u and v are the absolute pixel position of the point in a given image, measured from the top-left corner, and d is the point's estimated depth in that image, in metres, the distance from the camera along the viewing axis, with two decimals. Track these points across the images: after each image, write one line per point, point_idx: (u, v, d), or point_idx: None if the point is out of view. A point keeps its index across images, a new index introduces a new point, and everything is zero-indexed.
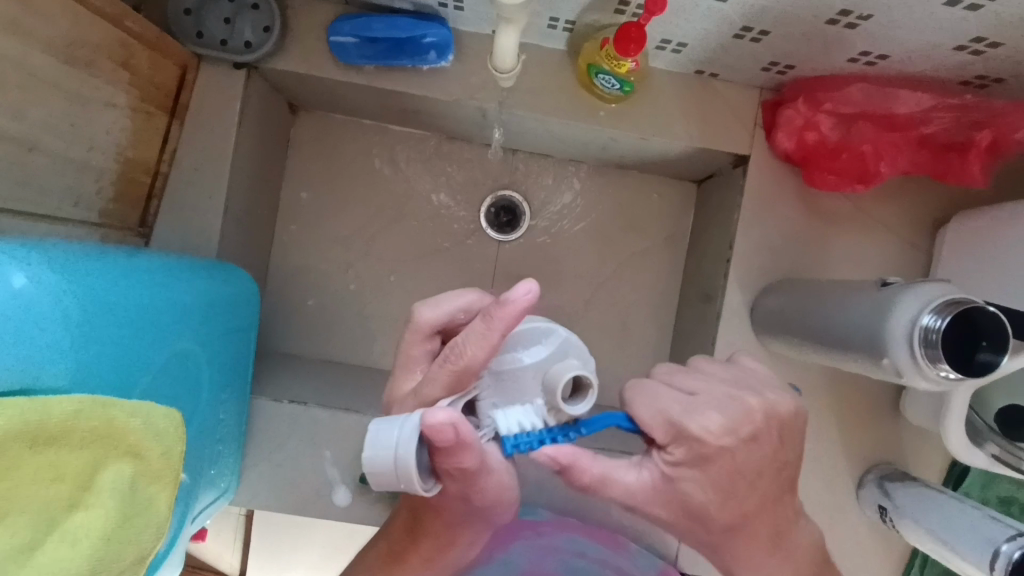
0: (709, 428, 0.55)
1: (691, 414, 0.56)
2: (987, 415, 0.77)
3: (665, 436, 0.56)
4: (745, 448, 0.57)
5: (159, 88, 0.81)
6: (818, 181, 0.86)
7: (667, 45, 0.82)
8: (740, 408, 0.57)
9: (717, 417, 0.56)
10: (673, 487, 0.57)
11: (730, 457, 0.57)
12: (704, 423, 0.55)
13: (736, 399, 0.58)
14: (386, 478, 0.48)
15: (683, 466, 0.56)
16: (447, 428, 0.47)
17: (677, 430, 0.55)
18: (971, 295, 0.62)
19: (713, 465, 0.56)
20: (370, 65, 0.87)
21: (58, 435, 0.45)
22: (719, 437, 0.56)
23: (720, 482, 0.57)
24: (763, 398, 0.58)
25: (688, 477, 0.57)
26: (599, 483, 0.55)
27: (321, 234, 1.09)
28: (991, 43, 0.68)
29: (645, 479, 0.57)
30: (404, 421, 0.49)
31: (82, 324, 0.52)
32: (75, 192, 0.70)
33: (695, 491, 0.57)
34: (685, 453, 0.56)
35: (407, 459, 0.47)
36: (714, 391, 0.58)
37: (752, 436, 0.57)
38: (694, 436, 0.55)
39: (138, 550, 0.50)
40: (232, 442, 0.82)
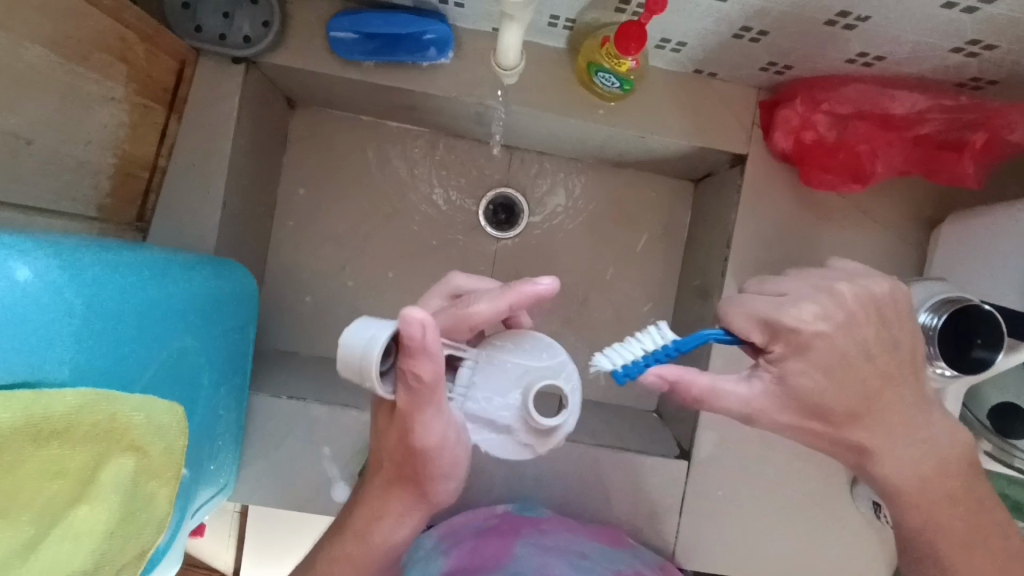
0: (805, 317, 0.57)
1: (787, 307, 0.58)
2: (979, 411, 0.77)
3: (762, 334, 0.59)
4: (844, 335, 0.57)
5: (156, 82, 0.80)
6: (814, 181, 0.88)
7: (666, 44, 0.82)
8: (834, 299, 0.58)
9: (812, 307, 0.58)
10: (787, 382, 0.59)
11: (830, 341, 0.57)
12: (798, 314, 0.57)
13: (826, 289, 0.59)
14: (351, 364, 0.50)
15: (790, 355, 0.58)
16: (413, 332, 0.47)
17: (772, 322, 0.58)
18: (967, 294, 0.64)
19: (817, 350, 0.57)
20: (370, 61, 0.86)
21: (61, 430, 0.45)
22: (816, 324, 0.57)
23: (829, 371, 0.57)
24: (852, 288, 0.59)
25: (803, 367, 0.58)
26: (711, 393, 0.59)
27: (318, 230, 1.09)
28: (986, 44, 0.69)
29: (757, 389, 0.59)
30: (384, 322, 0.51)
31: (83, 319, 0.52)
32: (72, 187, 0.69)
33: (812, 380, 0.58)
34: (784, 341, 0.58)
35: (372, 354, 0.49)
36: (803, 288, 0.60)
37: (852, 324, 0.58)
38: (791, 328, 0.57)
39: (140, 544, 0.51)
40: (232, 438, 0.82)
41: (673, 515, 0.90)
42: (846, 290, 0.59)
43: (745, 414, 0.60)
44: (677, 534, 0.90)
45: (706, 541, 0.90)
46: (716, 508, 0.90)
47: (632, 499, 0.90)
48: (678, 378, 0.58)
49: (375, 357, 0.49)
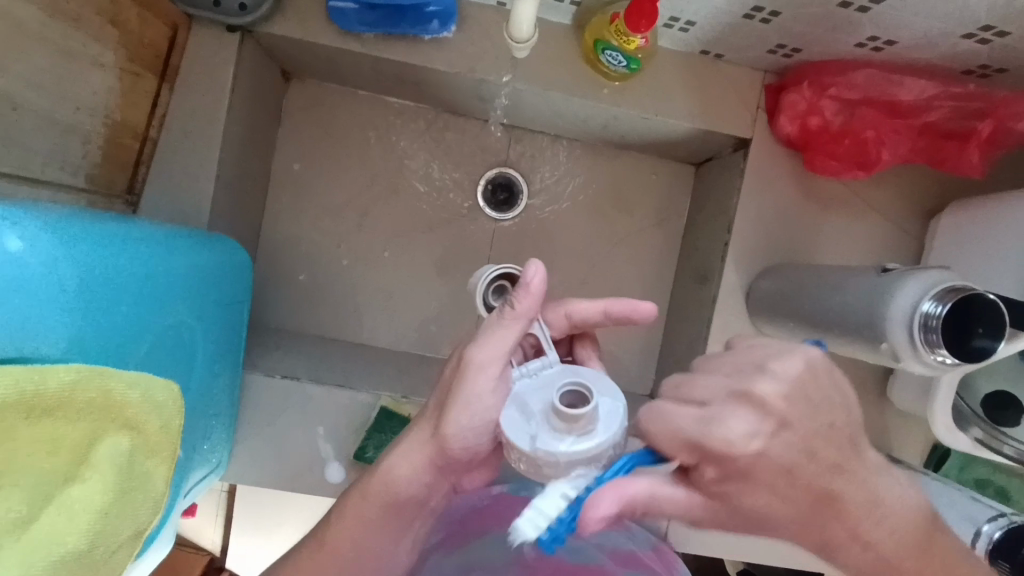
0: (738, 436, 0.44)
1: (713, 425, 0.45)
2: (973, 400, 0.78)
3: (691, 456, 0.45)
4: (787, 447, 0.45)
5: (149, 48, 0.77)
6: (819, 167, 0.87)
7: (675, 23, 0.81)
8: (758, 407, 0.45)
9: (741, 421, 0.45)
10: (732, 503, 0.47)
11: (767, 460, 0.45)
12: (729, 434, 0.44)
13: (744, 393, 0.46)
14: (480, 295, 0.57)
15: (728, 480, 0.46)
16: (528, 273, 0.54)
17: (700, 447, 0.45)
18: (970, 283, 0.63)
19: (761, 468, 0.45)
20: (370, 32, 0.84)
21: (54, 406, 0.44)
22: (751, 443, 0.44)
23: (773, 487, 0.46)
24: (777, 386, 0.46)
25: (745, 485, 0.46)
26: (650, 505, 0.44)
27: (314, 207, 1.07)
28: (999, 31, 0.68)
29: (691, 500, 0.46)
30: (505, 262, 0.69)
31: (77, 292, 0.50)
32: (61, 155, 0.67)
33: (760, 498, 0.47)
34: (721, 467, 0.45)
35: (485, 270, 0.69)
36: (721, 396, 0.46)
37: (789, 428, 0.45)
38: (723, 451, 0.44)
39: (134, 524, 0.50)
40: (224, 417, 0.80)
41: None
42: (770, 388, 0.46)
43: (688, 520, 0.47)
44: (671, 516, 0.91)
45: (698, 524, 0.91)
46: None
47: None
48: (619, 502, 0.42)
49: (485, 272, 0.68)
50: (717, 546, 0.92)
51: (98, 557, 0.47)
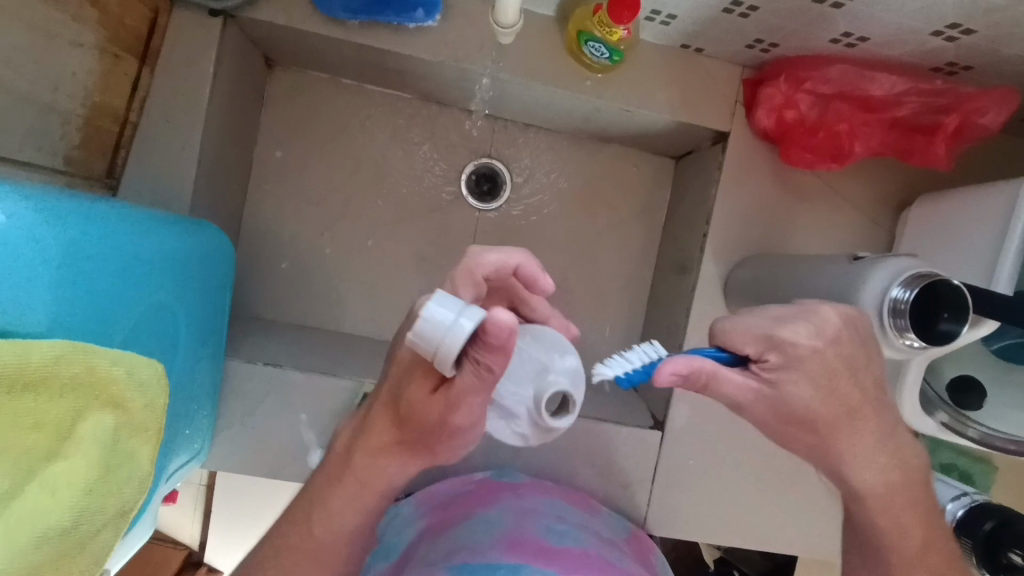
0: (800, 335, 0.52)
1: (783, 325, 0.53)
2: (939, 386, 0.81)
3: (757, 347, 0.53)
4: (835, 355, 0.53)
5: (129, 29, 0.76)
6: (794, 159, 0.89)
7: (656, 16, 0.82)
8: (820, 319, 0.53)
9: (804, 327, 0.53)
10: (779, 392, 0.52)
11: (821, 360, 0.52)
12: (795, 332, 0.52)
13: (811, 311, 0.54)
14: (415, 335, 0.44)
15: (783, 368, 0.52)
16: (496, 330, 0.42)
17: (771, 339, 0.52)
18: (935, 269, 0.66)
19: (808, 364, 0.52)
20: (355, 19, 0.83)
21: (36, 381, 0.44)
22: (811, 341, 0.52)
23: (818, 383, 0.52)
24: (838, 313, 0.54)
25: (795, 377, 0.52)
26: (714, 379, 0.51)
27: (296, 195, 1.06)
28: (965, 29, 0.71)
29: (748, 387, 0.52)
30: (463, 308, 0.43)
31: (60, 267, 0.50)
32: (38, 135, 0.66)
33: (805, 390, 0.52)
34: (781, 354, 0.52)
35: (454, 343, 0.42)
36: (789, 312, 0.55)
37: (840, 341, 0.53)
38: (788, 343, 0.52)
39: (118, 501, 0.49)
40: (206, 402, 0.80)
41: (646, 484, 0.93)
42: (831, 310, 0.54)
43: (735, 405, 0.53)
44: (649, 502, 0.93)
45: (676, 510, 0.93)
46: (686, 476, 0.93)
47: (607, 466, 0.92)
48: (689, 364, 0.50)
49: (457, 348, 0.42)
50: (693, 531, 0.94)
51: (82, 535, 0.47)
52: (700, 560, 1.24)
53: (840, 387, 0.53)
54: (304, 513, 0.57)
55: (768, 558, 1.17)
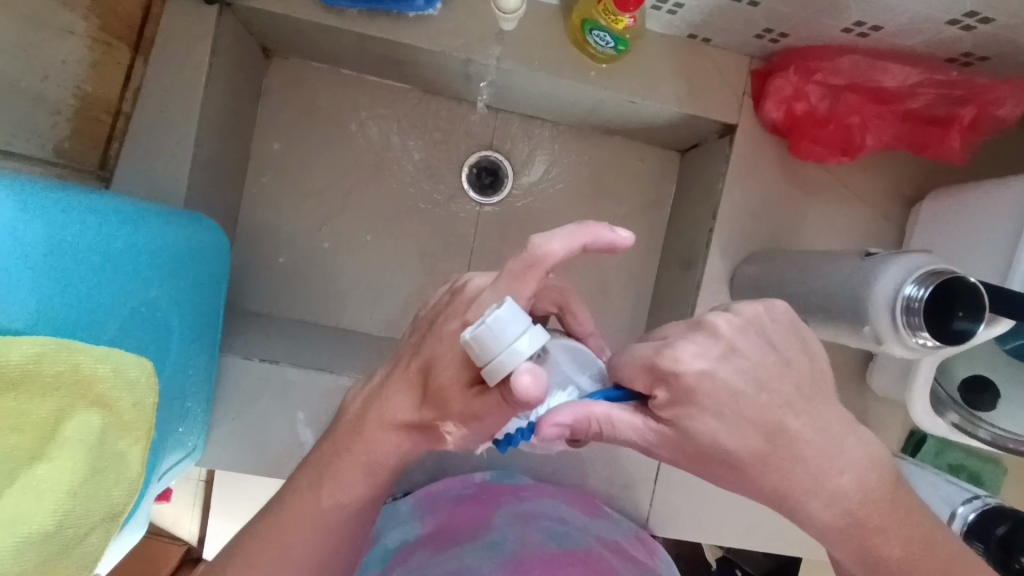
0: (684, 357, 0.45)
1: (666, 348, 0.46)
2: (950, 385, 0.79)
3: (647, 379, 0.47)
4: (734, 372, 0.45)
5: (121, 17, 0.74)
6: (804, 152, 0.87)
7: (663, 5, 0.80)
8: (710, 334, 0.46)
9: (691, 345, 0.46)
10: (681, 430, 0.46)
11: (712, 386, 0.45)
12: (687, 354, 0.45)
13: (699, 323, 0.47)
14: (473, 342, 0.41)
15: (677, 404, 0.46)
16: (487, 357, 0.41)
17: (656, 368, 0.46)
18: (951, 266, 0.64)
19: (705, 391, 0.45)
20: (353, 7, 0.81)
21: (18, 381, 0.43)
22: (694, 363, 0.45)
23: (721, 411, 0.45)
24: (734, 322, 0.47)
25: (692, 410, 0.45)
26: (606, 424, 0.47)
27: (293, 188, 1.04)
28: (983, 17, 0.68)
29: (640, 427, 0.47)
30: (498, 324, 0.41)
31: (44, 262, 0.49)
32: (25, 125, 0.64)
33: (708, 423, 0.45)
34: (669, 390, 0.45)
35: (470, 340, 0.42)
36: (679, 329, 0.48)
37: (740, 356, 0.46)
38: (670, 371, 0.45)
39: (108, 505, 0.48)
40: (201, 399, 0.78)
41: (649, 484, 0.91)
42: (722, 320, 0.47)
43: (639, 447, 0.48)
44: (652, 502, 0.91)
45: (679, 511, 0.92)
46: (689, 476, 0.91)
47: (609, 466, 0.90)
48: (574, 414, 0.47)
49: (467, 346, 0.42)
50: (697, 532, 0.93)
51: (68, 539, 0.45)
52: (702, 558, 1.22)
53: (751, 411, 0.45)
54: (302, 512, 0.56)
55: (772, 558, 1.15)
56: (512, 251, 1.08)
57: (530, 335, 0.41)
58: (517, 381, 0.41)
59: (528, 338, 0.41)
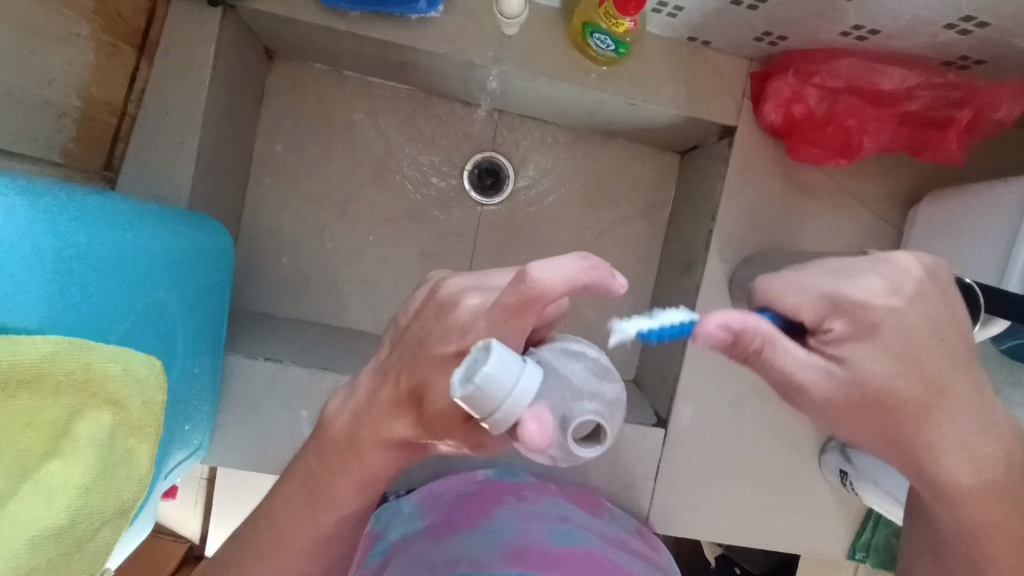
0: (868, 294, 0.50)
1: (845, 282, 0.51)
2: None
3: (818, 312, 0.51)
4: (912, 311, 0.49)
5: (126, 20, 0.75)
6: (802, 155, 0.88)
7: (662, 8, 0.81)
8: (898, 270, 0.51)
9: (872, 282, 0.51)
10: (852, 369, 0.49)
11: (900, 321, 0.49)
12: (866, 287, 0.50)
13: (885, 261, 0.52)
14: (471, 395, 0.39)
15: (851, 339, 0.50)
16: (489, 409, 0.39)
17: (836, 301, 0.50)
18: (947, 268, 0.65)
19: (888, 330, 0.49)
20: (356, 10, 0.82)
21: (31, 378, 0.43)
22: (886, 300, 0.49)
23: (897, 355, 0.49)
24: (904, 267, 0.51)
25: (862, 342, 0.49)
26: (769, 344, 0.49)
27: (296, 190, 1.05)
28: (978, 21, 0.69)
29: (817, 364, 0.50)
30: (498, 375, 0.39)
31: (54, 263, 0.50)
32: (32, 128, 0.65)
33: (871, 361, 0.49)
34: (849, 323, 0.50)
35: (468, 394, 0.39)
36: (832, 276, 0.53)
37: (919, 297, 0.50)
38: (848, 301, 0.49)
39: (118, 500, 0.49)
40: (206, 398, 0.79)
41: (649, 482, 0.92)
42: (913, 261, 0.52)
43: (798, 384, 0.51)
44: (652, 500, 0.92)
45: (679, 509, 0.93)
46: (689, 475, 0.92)
47: (610, 465, 0.91)
48: (733, 325, 0.47)
49: (464, 400, 0.39)
50: (698, 531, 0.94)
51: (80, 535, 0.46)
52: (702, 557, 1.23)
53: (918, 356, 0.49)
54: (310, 511, 0.57)
55: (771, 557, 1.16)
56: (514, 252, 1.09)
57: (527, 379, 0.40)
58: (524, 430, 0.39)
59: (526, 386, 0.39)
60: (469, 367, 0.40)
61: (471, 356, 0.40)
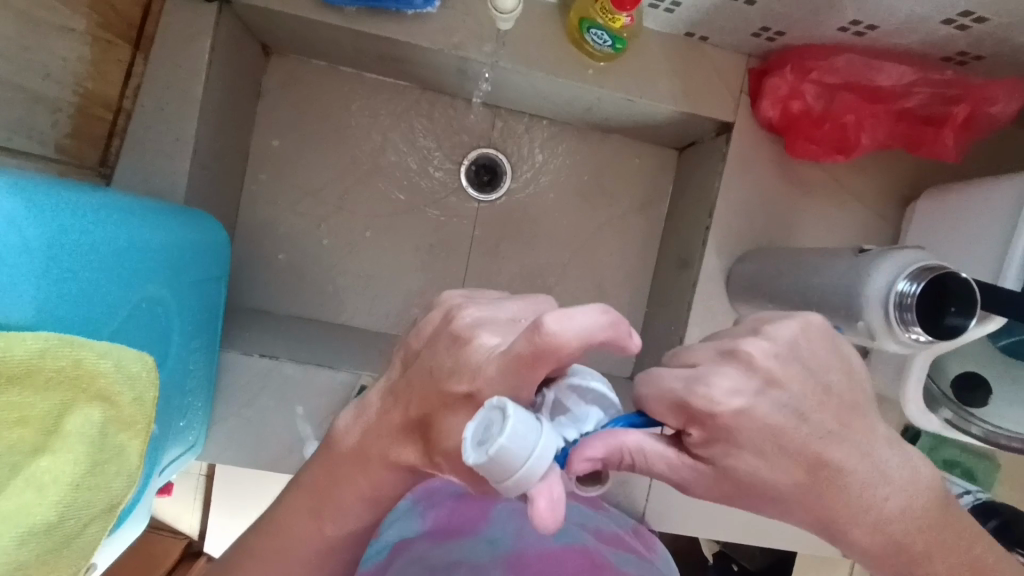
0: (717, 394, 0.39)
1: (697, 383, 0.39)
2: (943, 382, 0.80)
3: (676, 416, 0.41)
4: (777, 408, 0.40)
5: (121, 15, 0.75)
6: (800, 151, 0.88)
7: (660, 3, 0.80)
8: (743, 367, 0.40)
9: (724, 378, 0.39)
10: (719, 467, 0.41)
11: (750, 421, 0.39)
12: (720, 388, 0.39)
13: (730, 352, 0.41)
14: (483, 464, 0.37)
15: (713, 444, 0.41)
16: (503, 479, 0.38)
17: (687, 406, 0.40)
18: (943, 262, 0.65)
19: (748, 432, 0.39)
20: (351, 5, 0.82)
21: (21, 374, 0.43)
22: (730, 401, 0.39)
23: (759, 448, 0.40)
24: (769, 349, 0.41)
25: (731, 448, 0.40)
26: (640, 455, 0.42)
27: (292, 186, 1.05)
28: (977, 17, 0.69)
29: (671, 461, 0.42)
30: (513, 447, 0.36)
31: (46, 259, 0.50)
32: (26, 123, 0.65)
33: (747, 460, 0.40)
34: (702, 429, 0.40)
35: (482, 463, 0.37)
36: (710, 357, 0.42)
37: (779, 389, 0.40)
38: (702, 411, 0.39)
39: (109, 496, 0.49)
40: (201, 394, 0.79)
41: (645, 480, 0.92)
42: (756, 348, 0.40)
43: (675, 483, 0.44)
44: (648, 497, 0.92)
45: (675, 506, 0.93)
46: None
47: None
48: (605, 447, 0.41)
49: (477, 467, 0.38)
50: (695, 528, 0.94)
51: (70, 530, 0.46)
52: (699, 553, 1.24)
53: (794, 447, 0.40)
54: (304, 508, 0.57)
55: (767, 554, 1.17)
56: (511, 248, 1.09)
57: (541, 446, 0.38)
58: (532, 505, 0.39)
59: (541, 454, 0.37)
60: (484, 429, 0.38)
61: (484, 417, 0.38)
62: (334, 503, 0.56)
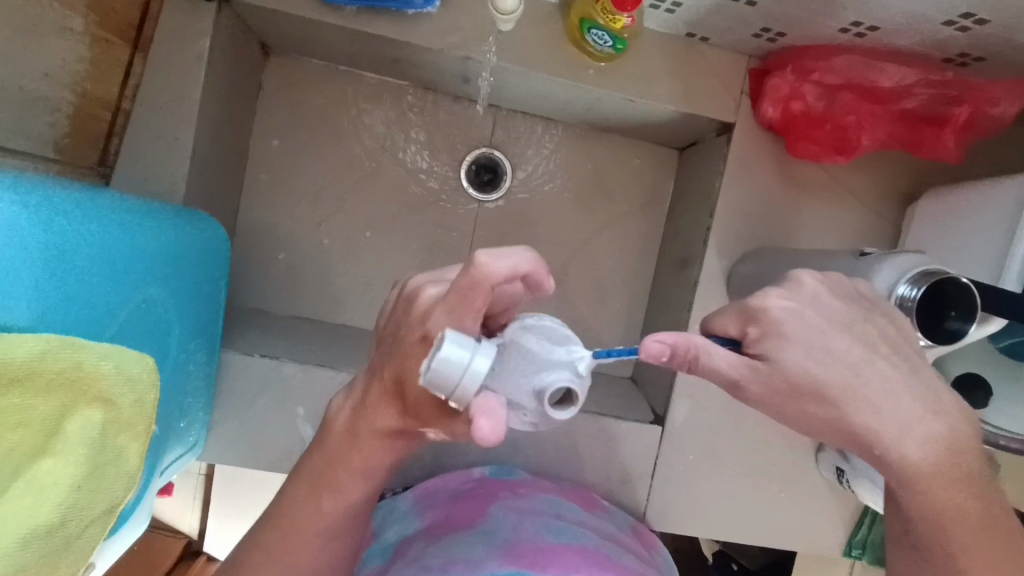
0: (772, 299, 0.52)
1: (751, 297, 0.53)
2: (943, 381, 0.80)
3: (738, 322, 0.52)
4: (820, 315, 0.52)
5: (120, 15, 0.75)
6: (799, 151, 0.88)
7: (660, 4, 0.80)
8: (800, 285, 0.54)
9: (780, 294, 0.52)
10: (774, 364, 0.50)
11: (803, 319, 0.51)
12: (776, 299, 0.52)
13: (790, 277, 0.54)
14: (430, 381, 0.40)
15: (767, 338, 0.50)
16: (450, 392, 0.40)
17: (747, 310, 0.52)
18: (943, 267, 0.65)
19: (793, 326, 0.50)
20: (350, 5, 0.81)
21: (23, 376, 0.44)
22: (781, 302, 0.51)
23: (809, 346, 0.50)
24: (817, 278, 0.54)
25: (780, 341, 0.50)
26: (704, 350, 0.48)
27: (291, 186, 1.05)
28: (978, 18, 0.69)
29: (737, 365, 0.50)
30: (447, 358, 0.39)
31: (49, 261, 0.50)
32: (24, 124, 0.65)
33: (795, 353, 0.50)
34: (760, 326, 0.51)
35: (428, 381, 0.40)
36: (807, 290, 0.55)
37: (825, 304, 0.52)
38: (761, 309, 0.51)
39: (109, 498, 0.49)
40: (202, 395, 0.79)
41: (646, 479, 0.92)
42: (812, 278, 0.54)
43: (732, 385, 0.50)
44: (649, 496, 0.92)
45: (674, 507, 0.93)
46: (686, 471, 0.92)
47: (607, 461, 0.91)
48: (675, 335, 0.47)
49: (427, 386, 0.41)
50: (696, 528, 0.94)
51: (70, 533, 0.46)
52: (699, 553, 1.24)
53: (841, 354, 0.51)
54: (303, 514, 0.57)
55: (767, 552, 1.17)
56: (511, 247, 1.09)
57: (479, 358, 0.39)
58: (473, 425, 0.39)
59: (477, 363, 0.39)
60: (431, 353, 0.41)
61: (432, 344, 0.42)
62: (335, 503, 0.56)
